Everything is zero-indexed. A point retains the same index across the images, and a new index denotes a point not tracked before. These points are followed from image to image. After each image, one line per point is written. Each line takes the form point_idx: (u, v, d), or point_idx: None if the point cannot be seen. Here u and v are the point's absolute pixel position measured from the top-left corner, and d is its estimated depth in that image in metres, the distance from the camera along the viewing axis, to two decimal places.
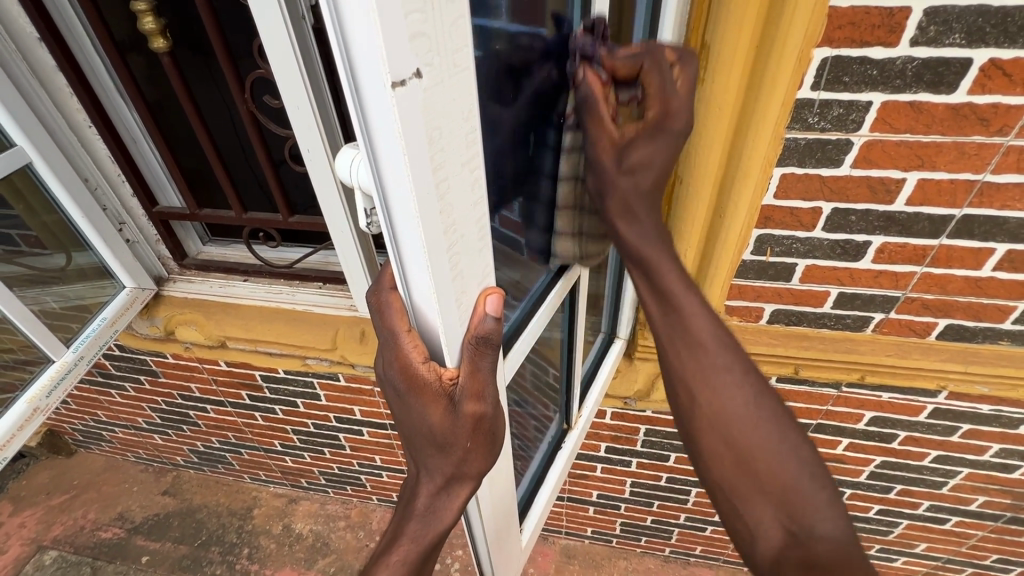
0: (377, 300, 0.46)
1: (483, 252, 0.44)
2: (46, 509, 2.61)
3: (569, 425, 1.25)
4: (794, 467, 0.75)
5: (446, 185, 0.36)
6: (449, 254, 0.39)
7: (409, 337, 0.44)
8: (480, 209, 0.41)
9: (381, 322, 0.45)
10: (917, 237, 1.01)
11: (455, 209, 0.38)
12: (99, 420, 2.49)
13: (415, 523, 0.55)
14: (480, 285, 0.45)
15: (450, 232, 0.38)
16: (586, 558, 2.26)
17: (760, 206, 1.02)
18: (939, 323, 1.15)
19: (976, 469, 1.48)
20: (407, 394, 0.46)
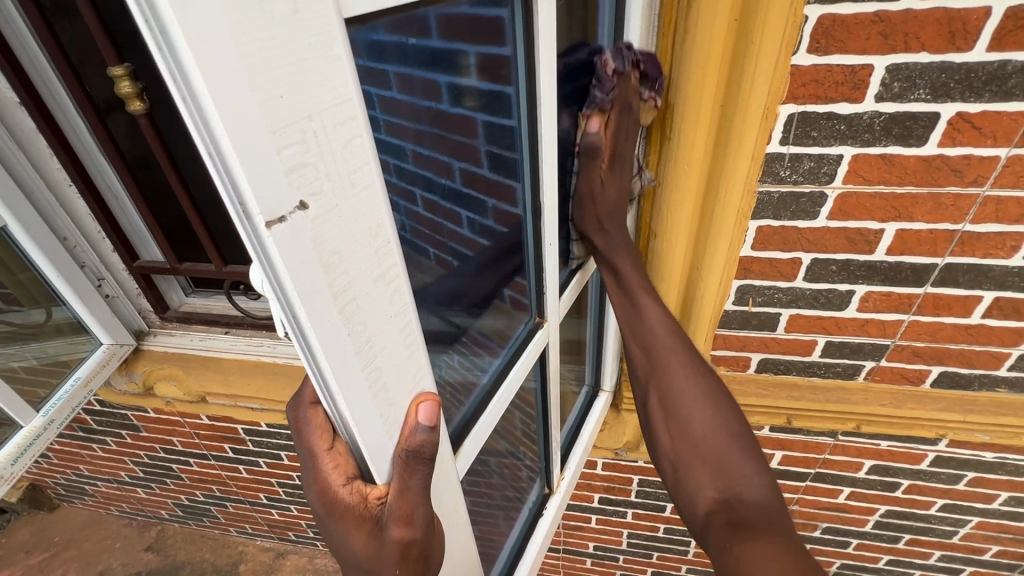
0: (297, 417, 0.47)
1: (414, 357, 0.43)
2: (25, 569, 2.51)
3: (551, 488, 1.19)
4: (723, 434, 0.78)
5: (354, 302, 0.35)
6: (365, 369, 0.38)
7: (328, 455, 0.44)
8: (403, 318, 0.41)
9: (301, 441, 0.46)
10: (901, 286, 0.98)
11: (369, 324, 0.37)
12: (81, 474, 2.43)
13: None
14: (411, 391, 0.44)
15: (363, 348, 0.37)
16: None
17: (738, 258, 1.00)
18: (933, 370, 1.11)
19: (986, 518, 1.41)
20: (328, 518, 0.45)
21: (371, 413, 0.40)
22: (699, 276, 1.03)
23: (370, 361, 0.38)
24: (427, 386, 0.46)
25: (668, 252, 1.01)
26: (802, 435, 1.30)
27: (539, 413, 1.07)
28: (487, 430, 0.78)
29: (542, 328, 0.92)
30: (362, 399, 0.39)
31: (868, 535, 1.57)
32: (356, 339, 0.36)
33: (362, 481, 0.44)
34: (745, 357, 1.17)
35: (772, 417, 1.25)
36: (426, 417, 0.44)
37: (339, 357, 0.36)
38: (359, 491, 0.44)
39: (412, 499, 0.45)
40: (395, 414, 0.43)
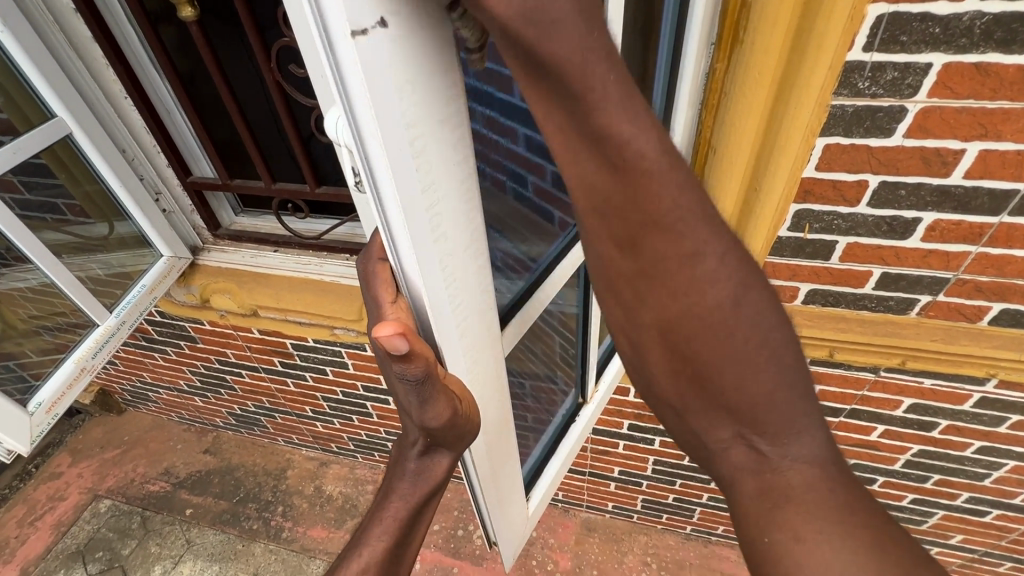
0: (366, 270, 0.62)
1: (466, 203, 0.51)
2: (101, 461, 2.80)
3: (584, 399, 1.25)
4: (764, 377, 0.59)
5: (422, 137, 0.42)
6: (427, 201, 0.46)
7: (391, 307, 0.58)
8: (460, 164, 0.48)
9: (369, 290, 0.61)
10: (974, 214, 0.93)
11: (434, 160, 0.45)
12: (145, 381, 2.64)
13: (405, 483, 0.67)
14: (465, 232, 0.53)
15: (426, 182, 0.45)
16: (608, 533, 2.30)
17: (800, 179, 0.96)
18: (993, 307, 1.07)
19: (1023, 462, 1.40)
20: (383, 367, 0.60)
21: (428, 244, 0.48)
22: (756, 199, 1.00)
23: (429, 195, 0.46)
24: (476, 232, 0.55)
25: (724, 171, 0.98)
26: (843, 369, 1.30)
27: (577, 329, 1.11)
28: (520, 332, 0.83)
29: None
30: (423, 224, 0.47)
31: (896, 474, 1.59)
32: (421, 169, 0.43)
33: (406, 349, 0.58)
34: (793, 287, 1.15)
35: (814, 349, 1.24)
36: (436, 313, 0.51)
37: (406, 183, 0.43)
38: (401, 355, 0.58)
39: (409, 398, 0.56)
40: (450, 252, 0.52)
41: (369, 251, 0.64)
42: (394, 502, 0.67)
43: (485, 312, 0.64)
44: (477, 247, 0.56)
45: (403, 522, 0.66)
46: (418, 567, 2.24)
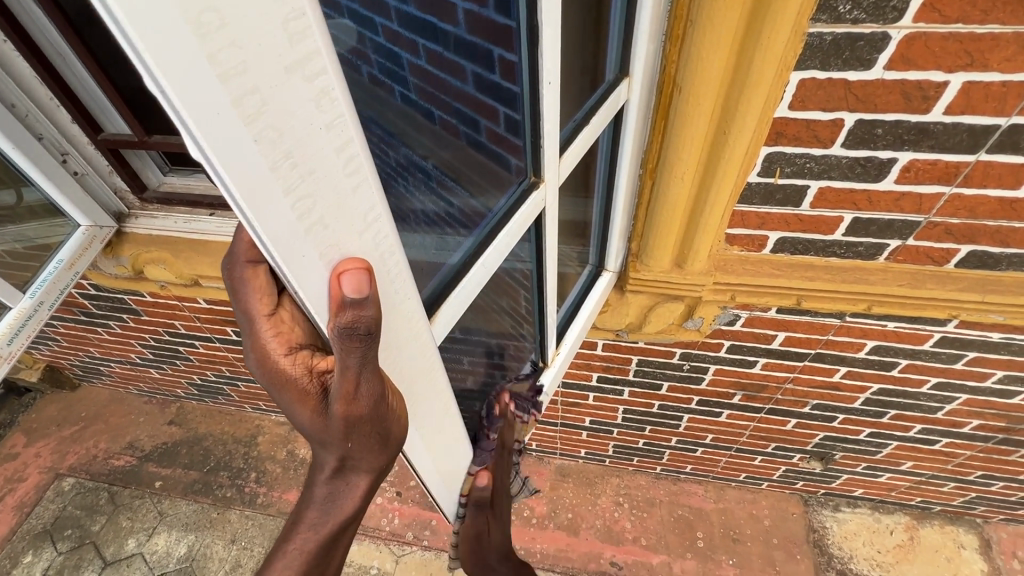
0: (234, 277, 0.60)
1: (349, 177, 0.41)
2: (59, 440, 2.69)
3: (545, 364, 1.19)
4: None
5: (257, 97, 0.31)
6: (284, 185, 0.36)
7: (268, 321, 0.58)
8: (327, 125, 0.37)
9: (242, 302, 0.58)
10: (951, 153, 0.87)
11: (286, 125, 0.34)
12: (93, 355, 2.49)
13: (314, 511, 0.62)
14: (350, 212, 0.43)
15: (275, 157, 0.35)
16: (581, 477, 2.37)
17: (771, 120, 0.88)
18: (961, 250, 1.04)
19: (974, 395, 1.45)
20: (274, 385, 0.56)
21: (297, 234, 0.39)
22: (724, 144, 0.91)
23: (284, 172, 0.36)
24: (369, 209, 0.45)
25: (689, 112, 0.88)
26: (809, 316, 1.28)
27: (534, 283, 1.02)
28: (469, 299, 0.73)
29: (536, 189, 0.79)
30: (282, 211, 0.37)
31: (855, 411, 1.63)
32: (261, 142, 0.33)
33: (309, 352, 0.57)
34: (762, 236, 1.10)
35: (781, 298, 1.21)
36: (351, 287, 0.45)
37: (243, 162, 0.33)
38: (301, 359, 0.56)
39: (353, 376, 0.50)
40: (333, 238, 0.43)
41: (233, 259, 0.60)
42: (299, 539, 0.62)
43: (397, 295, 0.55)
44: (372, 226, 0.46)
45: (312, 556, 0.61)
46: (397, 521, 2.27)
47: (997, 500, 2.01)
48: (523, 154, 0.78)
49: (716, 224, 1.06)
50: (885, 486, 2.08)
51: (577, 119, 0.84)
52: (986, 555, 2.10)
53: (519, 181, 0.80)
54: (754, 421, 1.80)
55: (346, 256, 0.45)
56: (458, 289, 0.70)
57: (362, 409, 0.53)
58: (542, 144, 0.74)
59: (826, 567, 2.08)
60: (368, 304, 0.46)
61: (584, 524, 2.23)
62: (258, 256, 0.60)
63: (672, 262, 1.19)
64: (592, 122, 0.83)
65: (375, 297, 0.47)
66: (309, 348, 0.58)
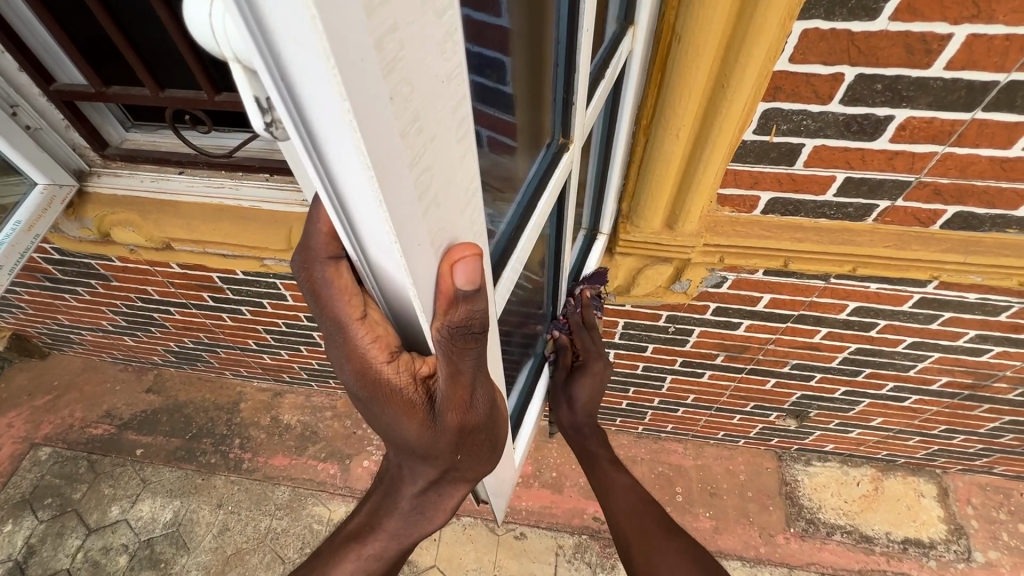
0: (314, 277, 0.45)
1: (458, 147, 0.36)
2: (32, 409, 2.62)
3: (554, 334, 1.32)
4: (634, 503, 1.18)
5: (397, 38, 0.25)
6: (411, 157, 0.31)
7: (362, 327, 0.46)
8: (446, 79, 0.31)
9: (328, 306, 0.46)
10: (948, 111, 0.86)
11: (416, 79, 0.28)
12: (62, 323, 2.40)
13: (401, 516, 0.72)
14: (455, 185, 0.38)
15: (406, 119, 0.29)
16: (565, 438, 2.42)
17: (770, 74, 0.85)
18: (948, 211, 1.05)
19: (946, 353, 1.50)
20: (377, 395, 0.50)
21: (416, 214, 0.34)
22: (722, 98, 0.87)
23: (413, 141, 0.30)
24: (468, 180, 0.40)
25: (690, 62, 0.84)
26: (795, 278, 1.29)
27: (550, 252, 1.03)
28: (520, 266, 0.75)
29: (566, 152, 0.83)
30: (405, 189, 0.32)
31: (832, 370, 1.68)
32: (396, 99, 0.27)
33: (410, 356, 0.49)
34: (754, 197, 1.09)
35: (768, 260, 1.21)
36: (464, 277, 0.41)
37: (378, 126, 0.27)
38: (404, 366, 0.49)
39: (465, 377, 0.49)
40: (442, 218, 0.37)
41: (306, 251, 0.45)
42: (383, 536, 0.74)
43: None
44: (469, 201, 0.41)
45: (388, 558, 0.75)
46: None
47: (957, 452, 2.13)
48: (554, 118, 0.80)
49: (708, 187, 1.04)
50: (855, 441, 2.18)
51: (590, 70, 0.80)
52: (943, 502, 2.23)
53: (548, 145, 0.83)
54: (735, 381, 1.84)
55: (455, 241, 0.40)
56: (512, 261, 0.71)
57: (467, 411, 0.53)
58: (574, 101, 0.76)
59: (797, 517, 2.19)
60: (479, 296, 0.42)
61: (568, 482, 2.30)
62: (339, 247, 0.45)
63: (663, 224, 1.18)
64: (606, 76, 0.80)
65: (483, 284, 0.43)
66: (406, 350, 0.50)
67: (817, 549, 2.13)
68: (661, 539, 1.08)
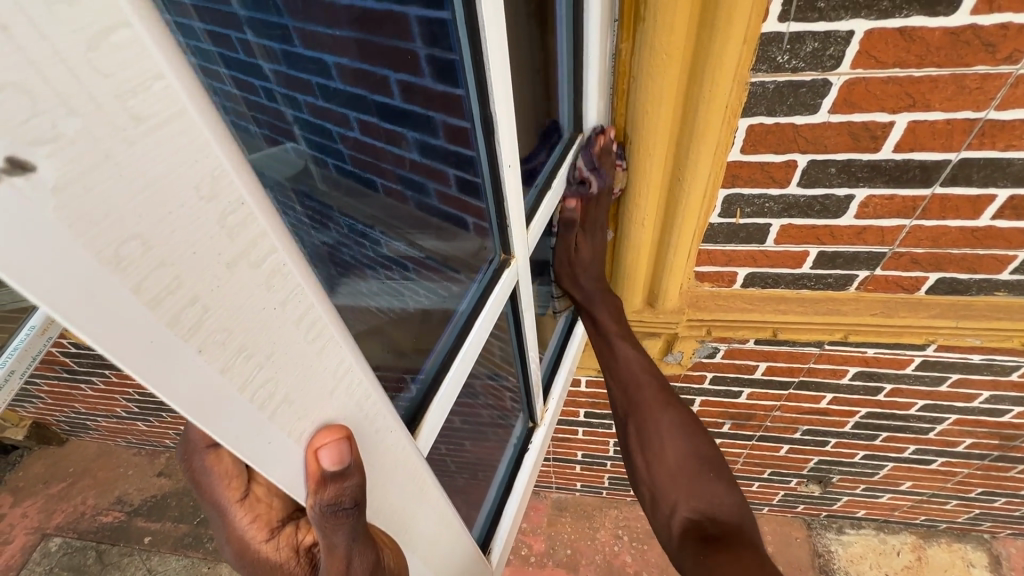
0: (196, 469, 0.52)
1: (321, 359, 0.34)
2: (46, 497, 2.63)
3: (535, 423, 1.18)
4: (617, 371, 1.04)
5: (198, 305, 0.25)
6: (243, 387, 0.29)
7: (242, 507, 0.51)
8: (281, 303, 0.29)
9: (209, 496, 0.51)
10: (906, 188, 0.88)
11: (233, 318, 0.27)
12: (79, 411, 2.46)
13: None
14: (317, 381, 0.34)
15: (226, 358, 0.28)
16: (579, 510, 2.32)
17: (725, 163, 0.88)
18: (930, 277, 1.04)
19: (964, 415, 1.43)
20: (259, 574, 0.49)
21: (257, 422, 0.31)
22: (681, 188, 0.91)
23: (233, 368, 0.28)
24: (339, 366, 0.36)
25: (645, 161, 0.88)
26: (788, 346, 1.26)
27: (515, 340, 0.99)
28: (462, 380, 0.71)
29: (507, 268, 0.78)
30: (238, 405, 0.29)
31: (846, 435, 1.61)
32: (205, 348, 0.26)
33: (293, 527, 0.50)
34: (731, 272, 1.10)
35: (758, 331, 1.20)
36: (330, 462, 0.37)
37: (186, 379, 0.26)
38: (285, 539, 0.50)
39: (340, 555, 0.43)
40: (302, 410, 0.34)
41: (192, 448, 0.53)
42: None
43: (379, 439, 0.43)
44: (353, 391, 0.38)
45: None
46: None
47: (1003, 516, 1.97)
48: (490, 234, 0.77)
49: (683, 266, 1.06)
50: (888, 506, 2.04)
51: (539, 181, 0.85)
52: (996, 573, 2.04)
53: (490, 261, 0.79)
54: (747, 448, 1.77)
55: (321, 425, 0.36)
56: (451, 380, 0.68)
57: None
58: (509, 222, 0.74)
59: None
60: (352, 473, 0.38)
61: (583, 560, 2.18)
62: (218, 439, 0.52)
63: (644, 301, 1.18)
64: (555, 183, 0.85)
65: (359, 462, 0.39)
66: (290, 521, 0.51)
67: None
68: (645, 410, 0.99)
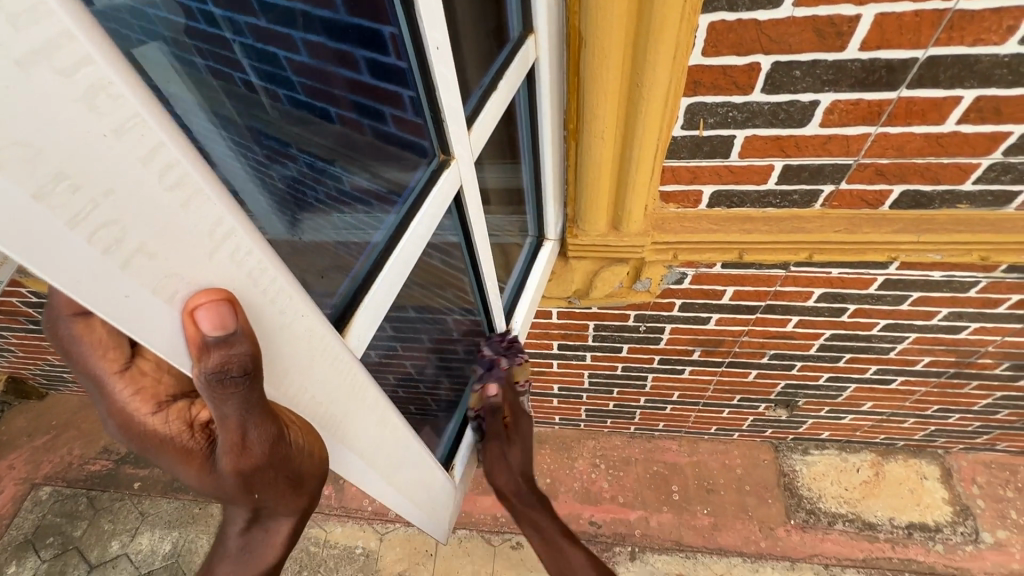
0: (61, 337, 0.42)
1: (185, 208, 0.31)
2: (32, 450, 2.64)
3: None
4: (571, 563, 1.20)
5: None
6: (78, 224, 0.25)
7: (121, 379, 0.43)
8: (116, 130, 0.25)
9: (79, 366, 0.42)
10: (872, 92, 0.85)
11: (44, 135, 0.23)
12: (53, 364, 2.43)
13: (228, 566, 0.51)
14: (183, 235, 0.31)
15: (46, 185, 0.24)
16: (558, 443, 2.39)
17: (686, 69, 0.84)
18: (894, 191, 1.02)
19: (924, 333, 1.46)
20: (147, 450, 0.43)
21: (104, 269, 0.28)
22: (641, 97, 0.86)
23: (54, 198, 0.24)
24: (212, 222, 0.33)
25: (601, 65, 0.83)
26: (753, 269, 1.26)
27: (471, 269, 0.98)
28: (393, 291, 0.67)
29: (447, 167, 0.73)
30: (71, 246, 0.26)
31: (812, 358, 1.65)
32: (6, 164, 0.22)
33: (186, 402, 0.43)
34: (696, 191, 1.07)
35: (724, 254, 1.19)
36: (209, 324, 0.34)
37: None
38: (176, 414, 0.43)
39: (235, 425, 0.39)
40: (166, 264, 0.31)
41: (54, 311, 0.42)
42: None
43: (285, 321, 0.42)
44: (237, 256, 0.35)
45: None
46: (379, 501, 2.29)
47: (956, 431, 2.08)
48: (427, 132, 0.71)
49: (646, 186, 1.03)
50: (850, 427, 2.13)
51: (484, 83, 0.78)
52: (946, 483, 2.18)
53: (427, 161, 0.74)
54: (717, 375, 1.81)
55: (196, 285, 0.33)
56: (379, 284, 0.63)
57: (257, 460, 0.42)
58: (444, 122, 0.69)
59: (797, 508, 2.16)
60: (238, 340, 0.35)
61: (562, 488, 2.27)
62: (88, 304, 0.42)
63: (609, 225, 1.16)
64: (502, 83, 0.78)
65: (246, 327, 0.37)
66: (184, 397, 0.44)
67: (819, 540, 2.09)
68: None
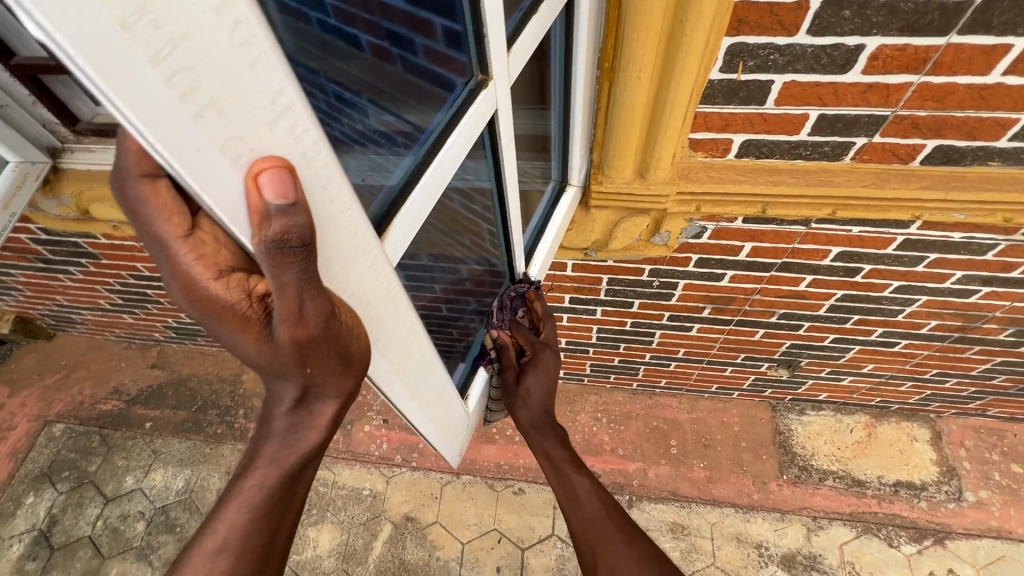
0: (126, 197, 0.39)
1: (249, 71, 0.30)
2: (43, 388, 2.68)
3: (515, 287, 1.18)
4: (583, 495, 1.04)
5: None
6: (153, 60, 0.25)
7: (185, 245, 0.40)
8: None
9: (144, 229, 0.40)
10: (921, 37, 0.82)
11: None
12: (62, 304, 2.44)
13: (273, 445, 0.54)
14: (248, 100, 0.31)
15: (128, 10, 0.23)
16: (561, 397, 2.45)
17: (732, 5, 0.81)
18: (927, 145, 1.01)
19: (934, 296, 1.48)
20: (207, 317, 0.43)
21: (176, 115, 0.27)
22: (682, 32, 0.84)
23: (136, 27, 0.23)
24: (273, 90, 0.32)
25: None
26: (774, 224, 1.26)
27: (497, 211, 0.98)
28: (425, 210, 0.69)
29: (485, 88, 0.72)
30: (149, 85, 0.25)
31: (819, 318, 1.67)
32: None
33: (245, 273, 0.42)
34: (726, 139, 1.06)
35: (747, 207, 1.18)
36: (272, 192, 0.34)
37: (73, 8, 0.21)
38: (236, 284, 0.42)
39: (293, 295, 0.39)
40: (231, 123, 0.30)
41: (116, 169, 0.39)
42: (261, 468, 0.55)
43: (335, 213, 0.43)
44: (294, 135, 0.35)
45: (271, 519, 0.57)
46: (386, 446, 2.36)
47: (951, 396, 2.13)
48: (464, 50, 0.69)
49: (677, 132, 1.02)
50: (848, 389, 2.19)
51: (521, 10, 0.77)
52: (935, 446, 2.25)
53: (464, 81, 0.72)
54: (724, 333, 1.84)
55: (259, 151, 0.33)
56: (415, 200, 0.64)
57: (312, 330, 0.43)
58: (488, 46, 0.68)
59: (790, 464, 2.24)
60: (297, 210, 0.34)
61: None
62: (156, 166, 0.39)
63: (635, 172, 1.15)
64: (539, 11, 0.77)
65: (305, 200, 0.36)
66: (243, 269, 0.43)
67: (809, 494, 2.18)
68: (604, 529, 0.98)
